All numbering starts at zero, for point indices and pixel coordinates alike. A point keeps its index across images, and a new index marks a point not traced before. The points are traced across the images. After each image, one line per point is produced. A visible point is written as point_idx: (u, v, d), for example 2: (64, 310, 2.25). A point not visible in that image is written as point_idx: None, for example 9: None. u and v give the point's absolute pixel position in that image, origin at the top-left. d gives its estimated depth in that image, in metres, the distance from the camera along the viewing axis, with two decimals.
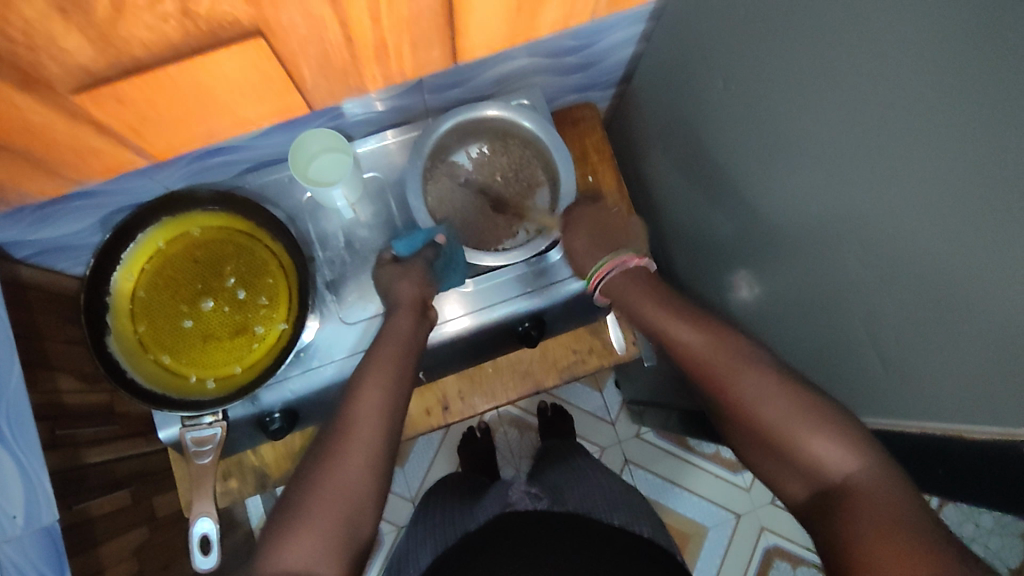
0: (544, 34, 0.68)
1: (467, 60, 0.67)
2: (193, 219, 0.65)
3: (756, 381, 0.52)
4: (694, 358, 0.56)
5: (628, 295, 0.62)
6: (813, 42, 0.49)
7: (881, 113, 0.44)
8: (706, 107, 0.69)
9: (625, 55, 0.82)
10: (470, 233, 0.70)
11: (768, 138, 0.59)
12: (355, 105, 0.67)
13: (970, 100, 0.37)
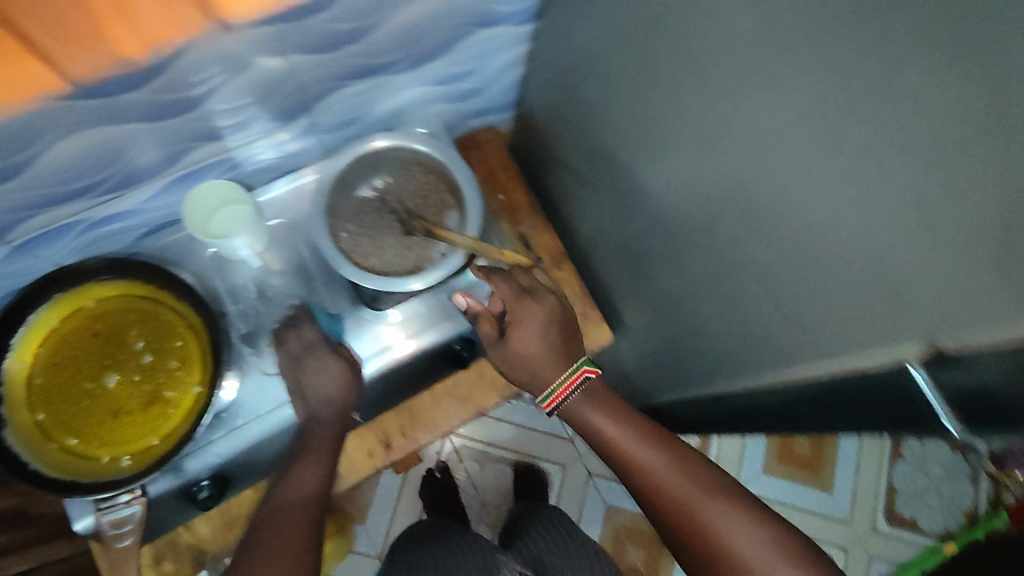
0: (426, 62, 0.69)
1: (354, 96, 0.68)
2: (84, 292, 0.61)
3: (724, 514, 0.56)
4: (658, 478, 0.60)
5: (608, 432, 0.64)
6: (666, 31, 0.52)
7: (732, 84, 0.47)
8: (592, 111, 0.73)
9: (513, 78, 0.84)
10: (381, 263, 0.68)
11: (649, 128, 0.62)
12: (247, 154, 0.66)
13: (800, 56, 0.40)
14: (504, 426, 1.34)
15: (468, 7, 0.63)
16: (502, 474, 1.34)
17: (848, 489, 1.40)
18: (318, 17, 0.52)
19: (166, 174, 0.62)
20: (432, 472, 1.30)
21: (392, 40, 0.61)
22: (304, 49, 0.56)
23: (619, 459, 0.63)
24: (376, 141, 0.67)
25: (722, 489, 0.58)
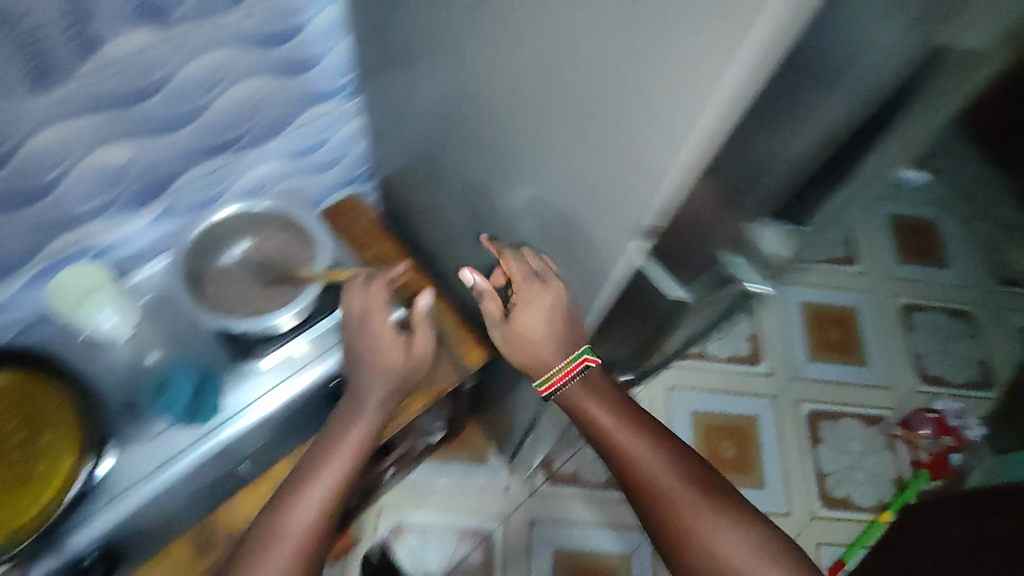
0: (266, 140, 0.79)
1: (202, 176, 0.76)
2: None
3: (694, 497, 0.59)
4: (650, 466, 0.62)
5: (602, 425, 0.64)
6: (435, 68, 0.63)
7: (480, 92, 0.58)
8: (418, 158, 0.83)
9: (363, 149, 0.94)
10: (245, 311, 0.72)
11: (452, 154, 0.72)
12: (108, 240, 0.73)
13: (504, 56, 0.51)
14: (440, 491, 1.36)
15: (287, 85, 0.74)
16: (445, 540, 1.33)
17: (781, 483, 1.45)
18: (151, 101, 0.62)
19: (29, 266, 0.68)
20: (370, 558, 1.24)
21: (225, 118, 0.71)
22: (145, 132, 0.65)
23: (606, 439, 0.64)
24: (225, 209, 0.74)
25: (700, 484, 0.61)
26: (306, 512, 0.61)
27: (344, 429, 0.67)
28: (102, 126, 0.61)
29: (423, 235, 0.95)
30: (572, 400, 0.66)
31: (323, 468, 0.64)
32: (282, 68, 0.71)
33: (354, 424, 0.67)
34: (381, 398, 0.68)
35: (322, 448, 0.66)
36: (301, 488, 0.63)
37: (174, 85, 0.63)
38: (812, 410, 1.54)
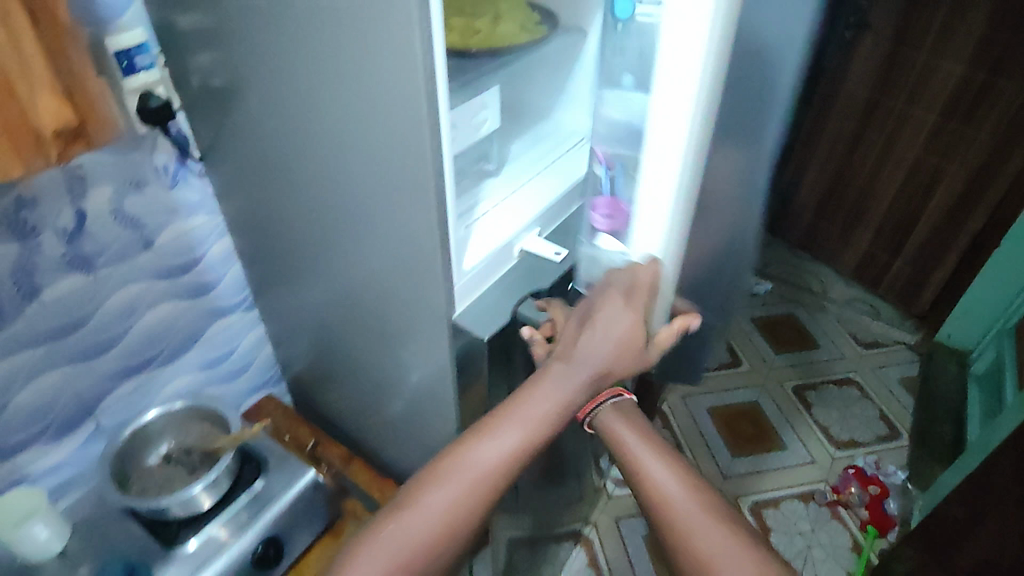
0: (179, 355, 0.93)
1: (124, 395, 0.89)
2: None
3: (722, 539, 0.56)
4: (674, 497, 0.58)
5: (631, 444, 0.62)
6: (299, 259, 0.84)
7: (333, 261, 0.78)
8: (308, 345, 0.98)
9: (270, 352, 1.08)
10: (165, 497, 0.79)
11: (328, 325, 0.89)
12: (39, 465, 0.82)
13: (338, 227, 0.72)
14: None
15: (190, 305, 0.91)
16: None
17: None
18: (80, 331, 0.79)
19: None
20: None
21: (142, 339, 0.87)
22: (75, 358, 0.80)
23: (632, 469, 0.61)
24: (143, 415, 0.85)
25: (726, 523, 0.57)
26: (419, 540, 0.55)
27: (469, 468, 0.57)
28: (38, 357, 0.76)
29: (328, 415, 1.07)
30: (600, 420, 0.63)
31: (433, 493, 0.56)
32: (187, 291, 0.90)
33: (474, 461, 0.57)
34: (540, 434, 0.58)
35: (444, 472, 0.57)
36: (399, 522, 0.55)
37: (98, 317, 0.80)
38: (752, 503, 1.60)
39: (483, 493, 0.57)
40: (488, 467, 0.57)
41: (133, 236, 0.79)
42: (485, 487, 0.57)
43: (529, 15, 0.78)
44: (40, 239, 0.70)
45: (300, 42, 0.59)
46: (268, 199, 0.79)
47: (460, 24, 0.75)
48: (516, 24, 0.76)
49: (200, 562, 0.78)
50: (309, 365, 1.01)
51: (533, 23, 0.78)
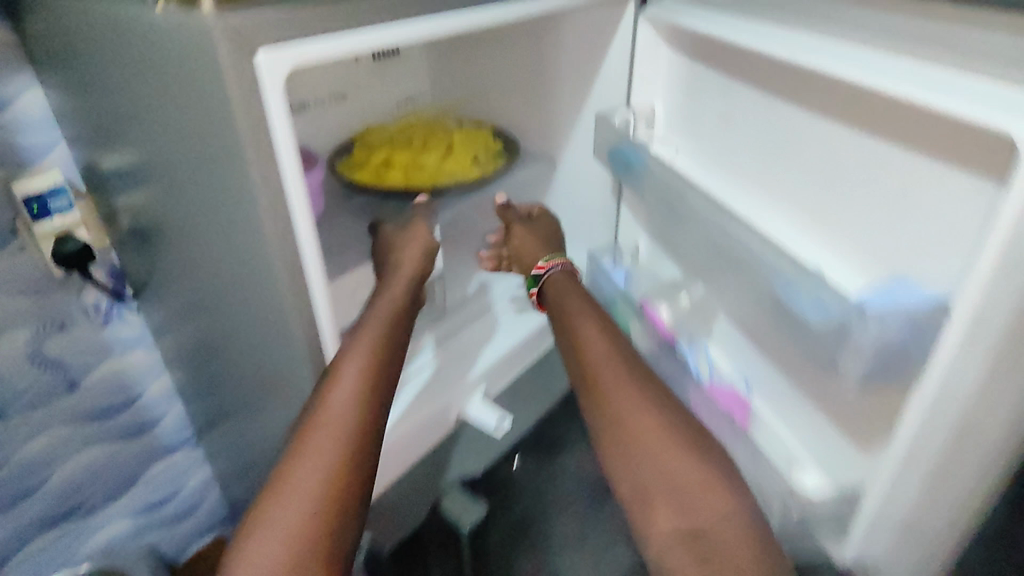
0: (110, 498, 0.85)
1: (42, 545, 0.80)
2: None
3: (709, 473, 0.45)
4: (653, 428, 0.48)
5: (587, 329, 0.56)
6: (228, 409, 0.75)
7: (253, 421, 0.68)
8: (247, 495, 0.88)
9: (217, 494, 0.98)
10: None
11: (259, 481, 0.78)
12: None
13: (251, 386, 0.64)
14: None
15: (120, 448, 0.83)
16: None
17: None
18: None
19: None
20: None
21: (62, 488, 0.79)
22: None
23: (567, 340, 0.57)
24: None
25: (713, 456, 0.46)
26: (298, 531, 0.40)
27: (329, 421, 0.43)
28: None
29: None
30: (558, 279, 0.63)
31: (297, 456, 0.42)
32: (121, 433, 0.83)
33: (324, 409, 0.43)
34: (394, 343, 0.49)
35: (301, 432, 0.43)
36: (263, 517, 0.41)
37: (9, 466, 0.73)
38: None
39: (356, 439, 0.43)
40: (342, 418, 0.44)
41: (55, 379, 0.73)
42: (348, 428, 0.43)
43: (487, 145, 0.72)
44: None
45: (174, 206, 0.50)
46: (195, 343, 0.72)
47: (407, 158, 0.69)
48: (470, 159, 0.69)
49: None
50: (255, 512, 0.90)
51: (489, 153, 0.72)
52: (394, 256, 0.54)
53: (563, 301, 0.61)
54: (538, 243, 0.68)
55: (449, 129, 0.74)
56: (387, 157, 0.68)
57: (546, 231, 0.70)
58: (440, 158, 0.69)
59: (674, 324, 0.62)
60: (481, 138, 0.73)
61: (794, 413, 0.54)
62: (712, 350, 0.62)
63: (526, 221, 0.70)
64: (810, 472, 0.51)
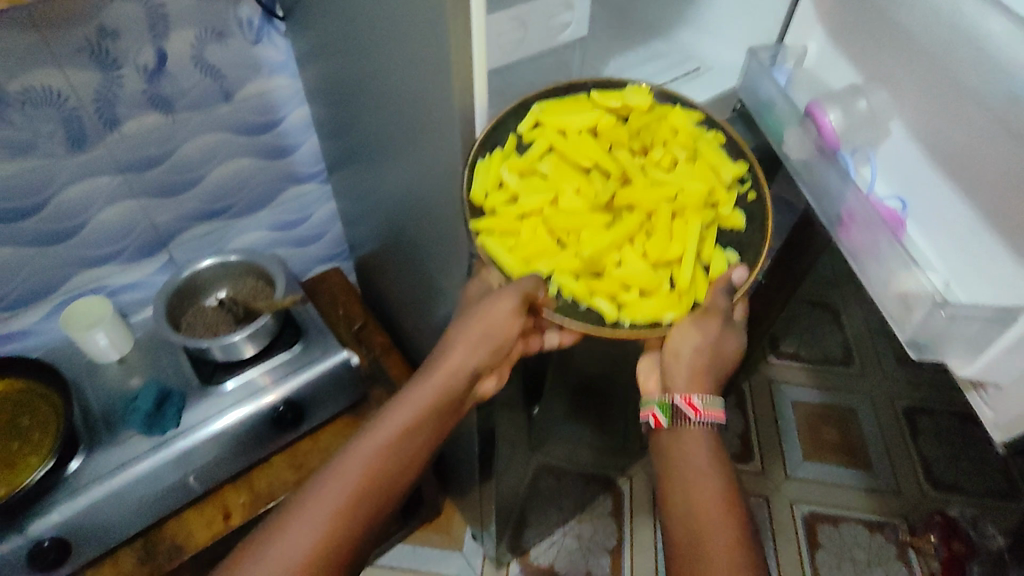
0: (252, 210, 0.99)
1: (201, 234, 0.97)
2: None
3: (733, 564, 0.53)
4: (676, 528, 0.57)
5: (683, 469, 0.59)
6: (364, 132, 0.83)
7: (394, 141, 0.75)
8: (373, 218, 0.99)
9: (338, 231, 1.14)
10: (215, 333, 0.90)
11: (387, 203, 0.89)
12: (123, 283, 0.94)
13: (394, 104, 0.69)
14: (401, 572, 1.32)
15: (268, 166, 0.94)
16: None
17: None
18: (157, 168, 0.84)
19: (53, 297, 0.88)
20: None
21: (216, 190, 0.92)
22: (152, 193, 0.87)
23: (667, 479, 0.60)
24: (199, 262, 0.94)
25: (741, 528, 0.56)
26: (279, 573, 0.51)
27: (323, 489, 0.55)
28: (115, 184, 0.82)
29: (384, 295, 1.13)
30: (677, 382, 0.63)
31: (343, 463, 0.57)
32: (264, 152, 0.92)
33: (348, 470, 0.56)
34: (421, 434, 0.60)
35: (352, 452, 0.58)
36: (321, 497, 0.54)
37: (178, 156, 0.84)
38: (806, 512, 1.45)
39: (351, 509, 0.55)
40: (387, 442, 0.58)
41: (214, 86, 0.80)
42: (365, 506, 0.56)
43: (695, 243, 0.63)
44: (121, 72, 0.73)
45: None
46: (340, 66, 0.76)
47: (573, 225, 0.64)
48: (646, 275, 0.62)
49: (238, 402, 0.88)
50: (375, 240, 1.03)
51: (694, 267, 0.63)
52: (487, 312, 0.63)
53: (688, 457, 0.60)
54: (692, 362, 0.63)
55: (656, 195, 0.65)
56: (548, 217, 0.64)
57: (719, 345, 0.63)
58: (609, 249, 0.63)
59: (842, 131, 0.63)
60: (683, 227, 0.64)
61: (947, 243, 0.59)
62: (877, 166, 0.65)
63: (709, 313, 0.62)
64: (933, 275, 0.58)
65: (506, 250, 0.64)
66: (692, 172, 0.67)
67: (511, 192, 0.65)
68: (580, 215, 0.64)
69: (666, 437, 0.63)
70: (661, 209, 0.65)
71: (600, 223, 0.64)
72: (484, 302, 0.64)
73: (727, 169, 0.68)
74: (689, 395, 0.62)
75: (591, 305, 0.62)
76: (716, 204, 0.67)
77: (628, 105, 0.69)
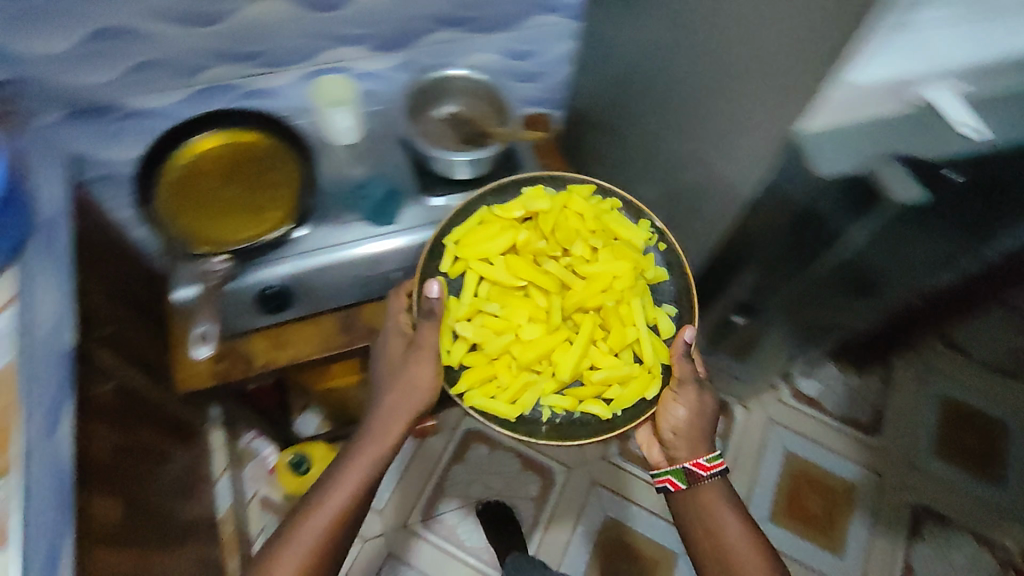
0: (497, 30, 0.95)
1: (444, 41, 0.94)
2: (216, 134, 0.84)
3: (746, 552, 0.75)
4: (705, 541, 0.77)
5: (692, 504, 0.80)
6: None
7: None
8: (618, 68, 0.92)
9: (563, 74, 1.09)
10: (441, 147, 0.90)
11: (649, 57, 0.82)
12: (360, 72, 0.93)
13: None
14: None
15: None
16: (511, 463, 1.38)
17: (862, 551, 1.34)
18: None
19: (302, 67, 0.89)
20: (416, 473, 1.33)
21: None
22: None
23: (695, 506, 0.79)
24: (438, 72, 0.91)
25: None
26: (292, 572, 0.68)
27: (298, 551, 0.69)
28: None
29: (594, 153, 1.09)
30: (680, 441, 0.81)
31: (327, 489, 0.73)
32: None
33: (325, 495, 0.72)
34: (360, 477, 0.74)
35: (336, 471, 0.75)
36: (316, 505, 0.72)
37: None
38: (920, 501, 1.39)
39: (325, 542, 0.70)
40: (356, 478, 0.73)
41: None
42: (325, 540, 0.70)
43: (642, 321, 0.79)
44: None
45: None
46: None
47: (542, 355, 0.78)
48: (618, 371, 0.78)
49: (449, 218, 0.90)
50: (608, 93, 0.97)
51: (651, 342, 0.79)
52: (414, 378, 0.76)
53: (700, 497, 0.80)
54: (686, 428, 0.79)
55: (597, 294, 0.79)
56: (519, 354, 0.78)
57: (700, 405, 0.80)
58: (581, 358, 0.78)
59: None
60: (628, 312, 0.79)
61: None
62: None
63: (683, 385, 0.78)
64: None
65: (493, 395, 0.78)
66: (610, 265, 0.80)
67: (475, 345, 0.79)
68: (542, 344, 0.78)
69: (683, 493, 0.81)
70: (603, 308, 0.80)
71: (563, 341, 0.79)
72: (411, 368, 0.77)
73: (641, 236, 0.82)
74: (694, 460, 0.80)
75: (582, 410, 0.78)
76: (640, 273, 0.81)
77: (534, 210, 0.82)
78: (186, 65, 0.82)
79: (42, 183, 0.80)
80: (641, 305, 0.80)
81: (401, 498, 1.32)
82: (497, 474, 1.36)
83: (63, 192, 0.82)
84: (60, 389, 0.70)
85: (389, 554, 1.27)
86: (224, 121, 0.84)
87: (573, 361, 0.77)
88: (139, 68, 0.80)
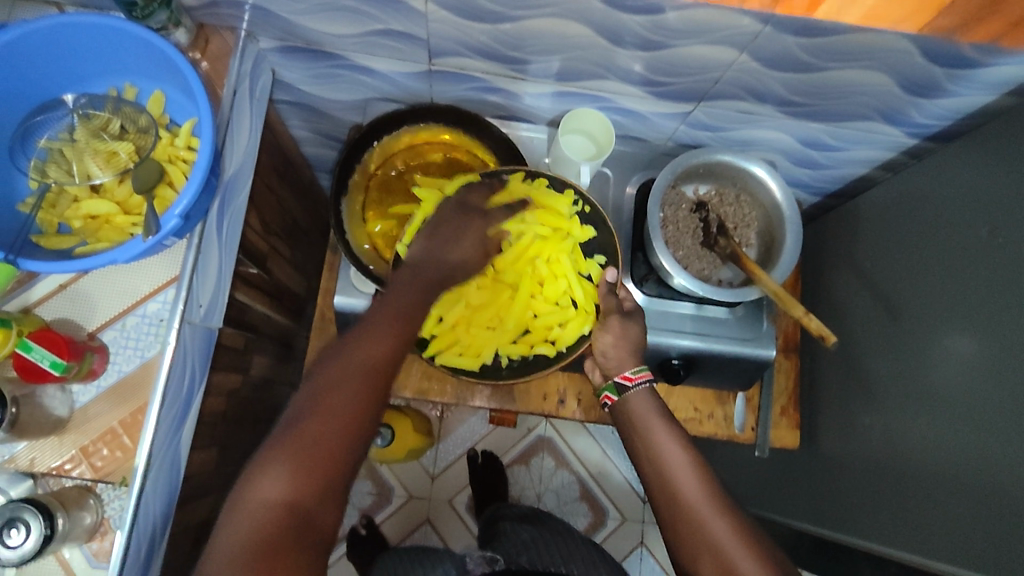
0: (811, 120, 0.73)
1: (739, 111, 0.73)
2: (398, 137, 0.75)
3: (681, 460, 0.61)
4: (642, 460, 0.64)
5: (628, 426, 0.66)
6: None
7: None
8: (943, 240, 0.71)
9: (854, 172, 0.87)
10: (677, 246, 0.75)
11: (1009, 279, 0.62)
12: (620, 107, 0.75)
13: None
14: (591, 442, 1.37)
15: (892, 94, 0.66)
16: (570, 485, 1.35)
17: None
18: (804, 40, 0.57)
19: (561, 86, 0.71)
20: (474, 456, 1.31)
21: (820, 86, 0.65)
22: (763, 58, 0.61)
23: (634, 430, 0.65)
24: (717, 154, 0.73)
25: (720, 498, 0.60)
26: (334, 438, 0.49)
27: (328, 415, 0.49)
28: (746, 34, 0.58)
29: (838, 280, 0.90)
30: (612, 360, 0.68)
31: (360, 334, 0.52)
32: (913, 82, 0.63)
33: (352, 343, 0.52)
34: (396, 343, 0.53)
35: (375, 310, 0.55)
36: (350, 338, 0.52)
37: (839, 40, 0.57)
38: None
39: (360, 407, 0.50)
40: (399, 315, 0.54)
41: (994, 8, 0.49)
42: (351, 401, 0.50)
43: (572, 272, 0.69)
44: None
45: None
46: None
47: (493, 315, 0.69)
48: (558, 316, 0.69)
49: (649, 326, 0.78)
50: (906, 246, 0.77)
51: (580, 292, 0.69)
52: (447, 260, 0.59)
53: (631, 415, 0.66)
54: (617, 349, 0.67)
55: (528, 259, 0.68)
56: (473, 314, 0.68)
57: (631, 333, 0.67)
58: (522, 313, 0.69)
59: None
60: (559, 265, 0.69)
61: None
62: None
63: (608, 318, 0.67)
64: None
65: (460, 355, 0.69)
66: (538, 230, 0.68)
67: (436, 318, 0.68)
68: (487, 308, 0.68)
69: (619, 417, 0.68)
70: (537, 268, 0.69)
71: (507, 299, 0.69)
72: (450, 254, 0.59)
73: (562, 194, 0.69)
74: (621, 371, 0.67)
75: (534, 354, 0.70)
76: (566, 235, 0.69)
77: None
78: (433, 47, 0.65)
79: (239, 127, 0.67)
80: (572, 259, 0.70)
81: (457, 474, 1.33)
82: (553, 492, 1.35)
83: (256, 144, 0.72)
84: (199, 372, 0.66)
85: (427, 519, 1.30)
86: (402, 126, 0.74)
87: (516, 313, 0.69)
88: (380, 34, 0.64)
